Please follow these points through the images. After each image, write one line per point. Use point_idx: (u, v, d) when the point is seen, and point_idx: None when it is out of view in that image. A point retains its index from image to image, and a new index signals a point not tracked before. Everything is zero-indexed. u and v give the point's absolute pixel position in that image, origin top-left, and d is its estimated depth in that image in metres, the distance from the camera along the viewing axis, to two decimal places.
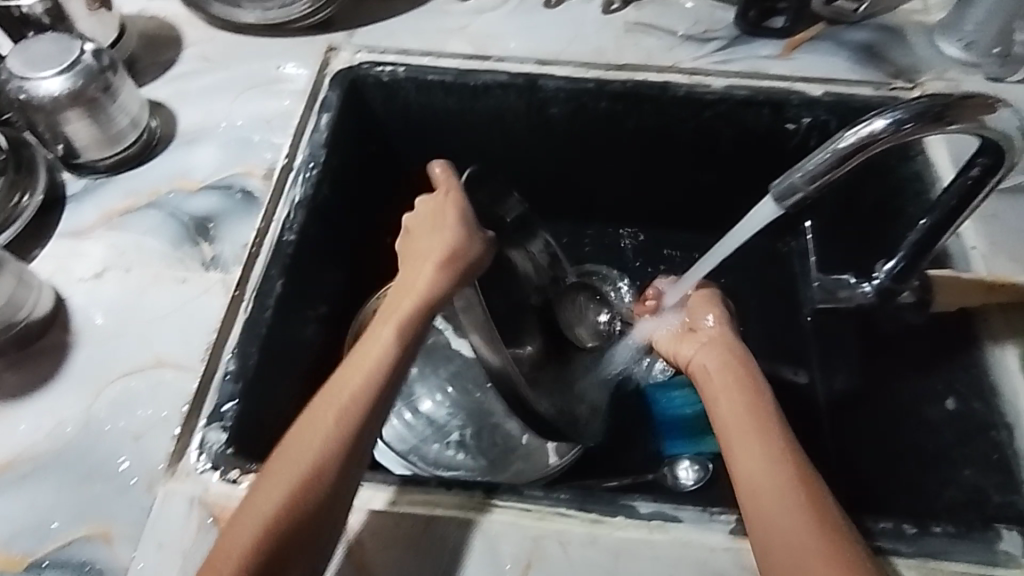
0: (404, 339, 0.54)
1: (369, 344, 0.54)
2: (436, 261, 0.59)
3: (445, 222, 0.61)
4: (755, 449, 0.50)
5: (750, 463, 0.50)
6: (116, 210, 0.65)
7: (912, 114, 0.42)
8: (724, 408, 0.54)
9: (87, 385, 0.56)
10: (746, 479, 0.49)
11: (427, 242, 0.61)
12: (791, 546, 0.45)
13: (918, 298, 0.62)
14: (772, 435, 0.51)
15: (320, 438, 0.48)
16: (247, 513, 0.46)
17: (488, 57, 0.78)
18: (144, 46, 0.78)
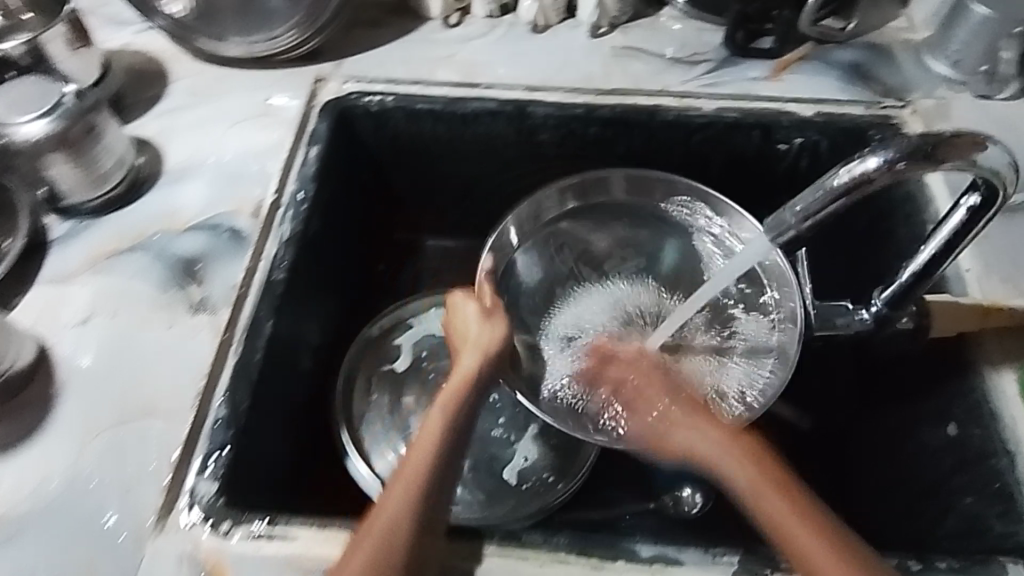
0: (459, 414, 0.55)
1: (426, 423, 0.55)
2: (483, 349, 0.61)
3: (475, 333, 0.63)
4: (798, 517, 0.47)
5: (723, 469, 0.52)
6: (101, 253, 0.65)
7: (904, 153, 0.41)
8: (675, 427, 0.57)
9: (74, 436, 0.55)
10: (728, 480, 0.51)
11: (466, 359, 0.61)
12: (796, 538, 0.46)
13: (916, 323, 0.60)
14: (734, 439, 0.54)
15: (392, 513, 0.47)
16: None
17: (477, 85, 0.77)
18: (130, 82, 0.77)
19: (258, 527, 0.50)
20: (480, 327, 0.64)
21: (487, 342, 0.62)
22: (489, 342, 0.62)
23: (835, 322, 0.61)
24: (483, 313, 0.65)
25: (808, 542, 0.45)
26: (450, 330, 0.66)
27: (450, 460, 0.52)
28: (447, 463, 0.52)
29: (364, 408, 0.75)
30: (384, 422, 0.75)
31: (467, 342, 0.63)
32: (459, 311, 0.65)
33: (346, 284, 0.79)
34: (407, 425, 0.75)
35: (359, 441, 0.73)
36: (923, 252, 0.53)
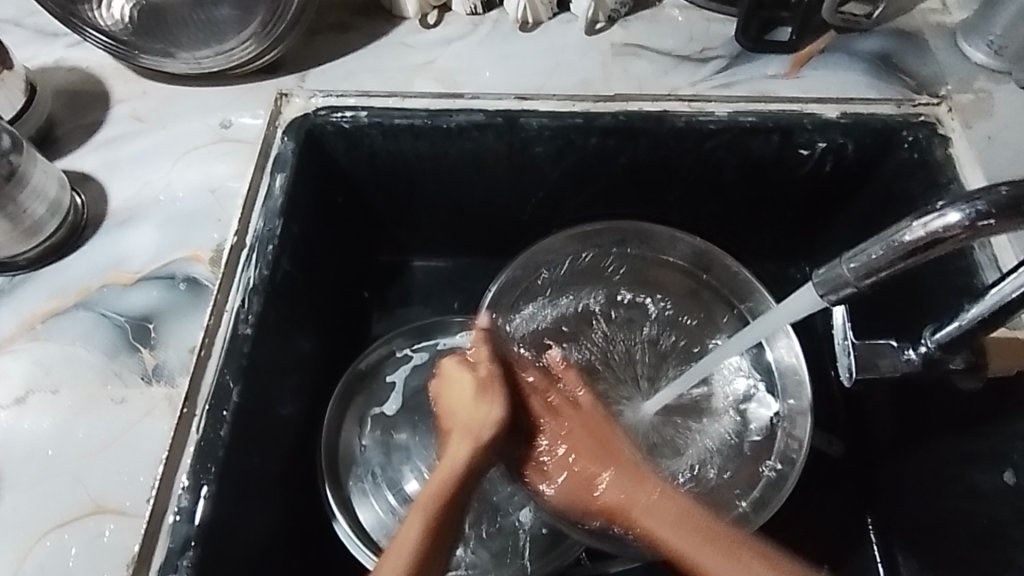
0: (434, 532, 0.50)
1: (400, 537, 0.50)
2: (476, 438, 0.57)
3: (473, 412, 0.59)
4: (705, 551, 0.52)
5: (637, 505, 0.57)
6: (39, 317, 0.57)
7: (994, 211, 0.35)
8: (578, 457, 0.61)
9: (14, 542, 0.48)
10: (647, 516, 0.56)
11: (461, 441, 0.57)
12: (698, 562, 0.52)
13: (971, 363, 0.52)
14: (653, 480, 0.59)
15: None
16: None
17: (460, 95, 0.68)
18: (65, 108, 0.68)
19: None
20: (476, 405, 0.60)
21: (482, 423, 0.58)
22: (483, 424, 0.58)
23: (877, 363, 0.53)
24: (480, 386, 0.61)
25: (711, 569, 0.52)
26: (446, 402, 0.62)
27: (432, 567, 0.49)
28: (428, 568, 0.49)
29: (351, 455, 0.67)
30: (372, 473, 0.67)
31: (460, 423, 0.59)
32: (464, 385, 0.62)
33: (328, 321, 0.72)
34: (396, 475, 0.67)
35: (345, 498, 0.65)
36: (1005, 287, 0.45)
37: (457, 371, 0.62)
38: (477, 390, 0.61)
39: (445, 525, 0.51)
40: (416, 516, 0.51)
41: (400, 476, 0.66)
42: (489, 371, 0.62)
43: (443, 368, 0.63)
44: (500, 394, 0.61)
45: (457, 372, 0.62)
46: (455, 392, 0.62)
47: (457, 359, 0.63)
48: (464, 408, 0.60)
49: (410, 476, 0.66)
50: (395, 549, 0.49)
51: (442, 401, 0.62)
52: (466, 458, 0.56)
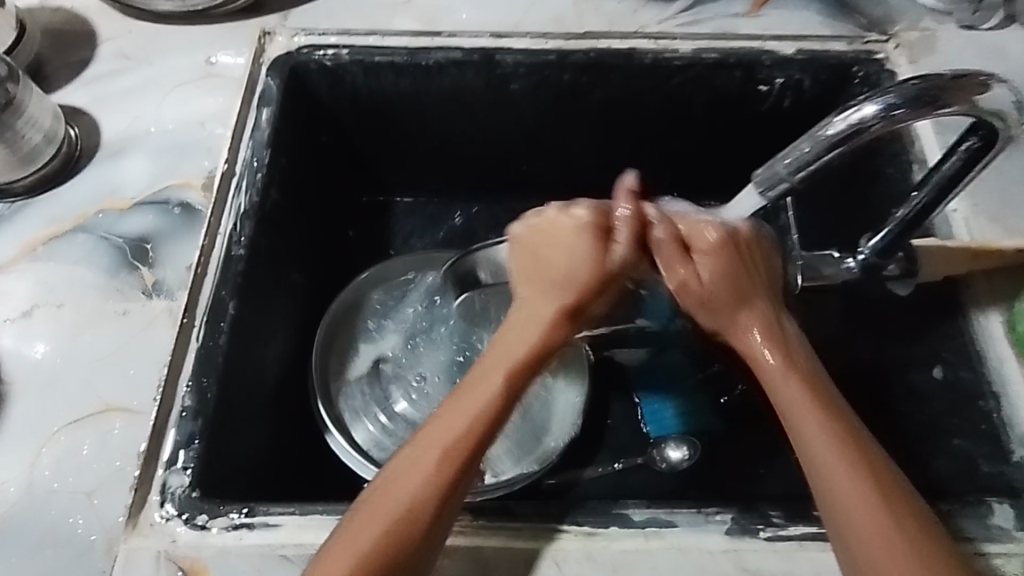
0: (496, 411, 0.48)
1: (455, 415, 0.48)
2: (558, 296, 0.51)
3: (546, 304, 0.51)
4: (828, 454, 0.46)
5: (807, 437, 0.47)
6: (39, 240, 0.60)
7: (902, 100, 0.40)
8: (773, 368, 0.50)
9: (32, 439, 0.52)
10: (815, 455, 0.46)
11: (545, 328, 0.51)
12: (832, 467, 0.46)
13: (904, 270, 0.57)
14: (850, 433, 0.47)
15: (371, 537, 0.44)
16: (411, 483, 0.45)
17: (438, 33, 0.71)
18: (52, 45, 0.70)
19: (235, 517, 0.49)
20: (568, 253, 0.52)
21: (553, 276, 0.52)
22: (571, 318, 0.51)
23: (823, 272, 0.58)
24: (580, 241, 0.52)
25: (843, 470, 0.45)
26: (532, 253, 0.53)
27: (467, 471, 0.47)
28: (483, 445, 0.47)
29: (341, 376, 0.70)
30: (362, 393, 0.70)
31: (533, 274, 0.52)
32: (587, 265, 0.51)
33: (317, 254, 0.75)
34: (387, 395, 0.69)
35: (338, 415, 0.67)
36: (931, 186, 0.50)
37: (587, 245, 0.52)
38: (563, 273, 0.51)
39: (494, 425, 0.48)
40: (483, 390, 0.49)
41: (392, 397, 0.69)
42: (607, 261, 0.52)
43: (558, 228, 0.52)
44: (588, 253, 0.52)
45: (585, 244, 0.52)
46: (550, 236, 0.52)
47: (581, 228, 0.52)
48: (571, 285, 0.51)
49: (400, 397, 0.69)
50: (432, 443, 0.47)
51: (531, 263, 0.52)
52: (531, 352, 0.50)
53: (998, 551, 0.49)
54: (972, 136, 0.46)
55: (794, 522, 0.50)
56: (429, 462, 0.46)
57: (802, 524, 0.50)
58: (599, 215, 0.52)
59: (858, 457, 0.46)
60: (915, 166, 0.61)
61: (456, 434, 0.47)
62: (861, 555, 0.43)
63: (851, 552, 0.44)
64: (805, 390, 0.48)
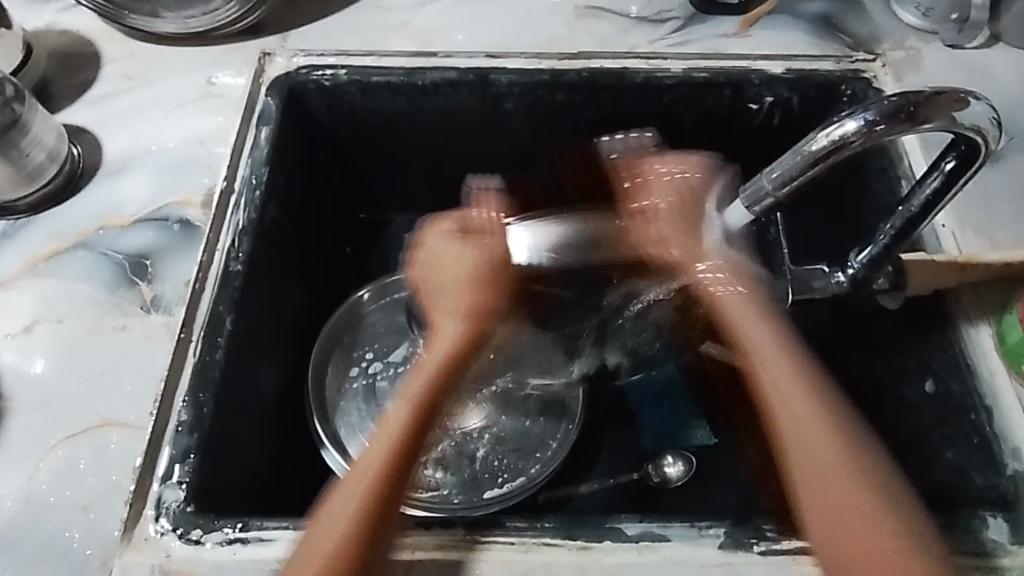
0: (422, 414, 0.55)
1: (389, 425, 0.54)
2: (466, 288, 0.63)
3: (453, 306, 0.63)
4: (827, 460, 0.49)
5: (788, 412, 0.52)
6: (41, 256, 0.61)
7: (881, 116, 0.42)
8: (755, 349, 0.55)
9: (29, 453, 0.52)
10: (790, 429, 0.51)
11: (449, 330, 0.62)
12: (823, 466, 0.49)
13: (892, 283, 0.58)
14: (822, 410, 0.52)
15: (334, 538, 0.47)
16: (346, 489, 0.50)
17: (434, 54, 0.73)
18: (57, 66, 0.71)
19: (230, 532, 0.49)
20: (462, 259, 0.64)
21: (460, 268, 0.64)
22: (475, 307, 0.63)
23: (812, 284, 0.60)
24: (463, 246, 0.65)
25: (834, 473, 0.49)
26: (432, 270, 0.65)
27: (413, 453, 0.52)
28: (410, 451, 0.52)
29: (338, 394, 0.71)
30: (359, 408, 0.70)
31: (440, 288, 0.64)
32: (481, 257, 0.64)
33: (315, 271, 0.76)
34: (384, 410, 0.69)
35: (334, 431, 0.68)
36: (917, 199, 0.51)
37: (476, 247, 0.65)
38: (467, 267, 0.63)
39: (427, 413, 0.55)
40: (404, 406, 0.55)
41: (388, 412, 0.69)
42: (495, 251, 0.64)
43: (444, 249, 0.66)
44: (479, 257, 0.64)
45: (466, 246, 0.65)
46: (441, 251, 0.66)
47: (449, 237, 0.67)
48: (462, 281, 0.63)
49: None
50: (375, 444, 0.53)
51: (431, 282, 0.65)
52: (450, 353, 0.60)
53: (991, 563, 0.49)
54: (953, 151, 0.48)
55: (787, 536, 0.50)
56: (378, 458, 0.51)
57: (795, 538, 0.50)
58: (475, 220, 0.68)
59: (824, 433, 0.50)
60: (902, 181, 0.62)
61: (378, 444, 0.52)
62: (837, 528, 0.47)
63: (821, 525, 0.48)
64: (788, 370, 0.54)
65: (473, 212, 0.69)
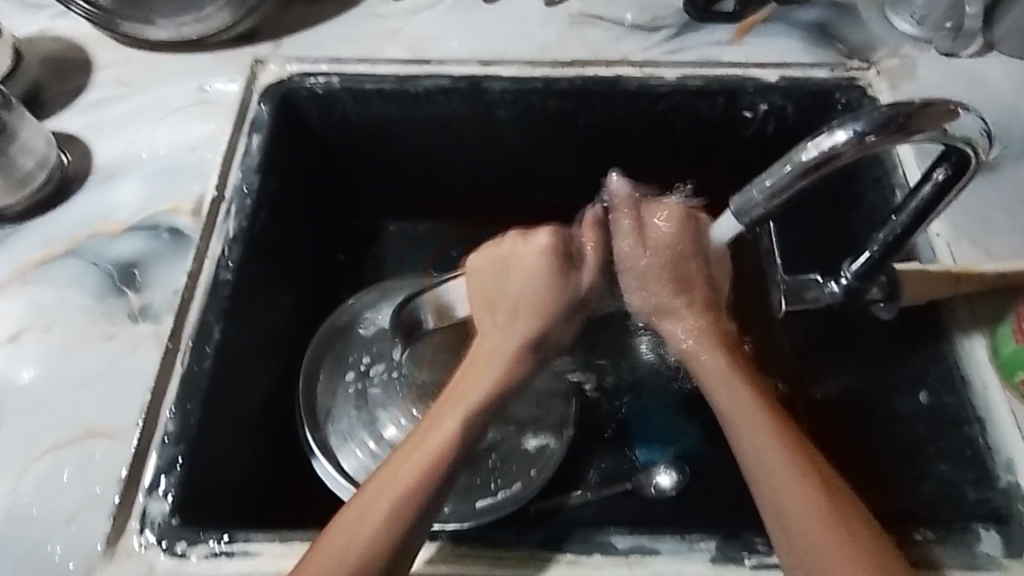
0: (467, 437, 0.49)
1: (430, 431, 0.50)
2: (523, 318, 0.54)
3: (502, 329, 0.54)
4: (797, 498, 0.46)
5: (761, 452, 0.48)
6: (29, 263, 0.61)
7: (872, 127, 0.41)
8: (716, 383, 0.52)
9: (15, 462, 0.52)
10: (762, 465, 0.48)
11: (501, 336, 0.53)
12: (797, 512, 0.46)
13: (885, 294, 0.58)
14: (793, 445, 0.49)
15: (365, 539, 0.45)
16: (368, 510, 0.46)
17: (427, 61, 0.73)
18: (49, 72, 0.71)
19: (215, 545, 0.49)
20: (523, 271, 0.54)
21: (518, 289, 0.54)
22: (484, 349, 0.53)
23: (805, 296, 0.59)
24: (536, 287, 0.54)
25: (808, 516, 0.46)
26: (488, 276, 0.55)
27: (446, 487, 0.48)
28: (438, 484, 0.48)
29: (328, 401, 0.69)
30: (350, 416, 0.69)
31: (499, 306, 0.54)
32: (548, 285, 0.54)
33: (307, 278, 0.75)
34: (376, 419, 0.68)
35: (324, 440, 0.67)
36: (910, 209, 0.51)
37: (547, 263, 0.54)
38: (530, 296, 0.54)
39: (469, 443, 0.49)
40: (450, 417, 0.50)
41: (380, 421, 0.68)
42: (540, 253, 0.54)
43: (523, 259, 0.54)
44: (530, 281, 0.54)
45: (529, 269, 0.54)
46: (509, 259, 0.55)
47: (542, 249, 0.54)
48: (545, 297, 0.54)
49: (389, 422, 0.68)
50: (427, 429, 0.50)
51: (490, 286, 0.55)
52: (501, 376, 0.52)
53: None
54: (945, 162, 0.47)
55: None
56: (436, 444, 0.49)
57: None
58: (557, 240, 0.55)
59: (808, 468, 0.48)
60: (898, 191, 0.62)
61: (417, 456, 0.48)
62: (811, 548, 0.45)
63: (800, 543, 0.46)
64: (744, 406, 0.51)
65: (515, 238, 0.55)
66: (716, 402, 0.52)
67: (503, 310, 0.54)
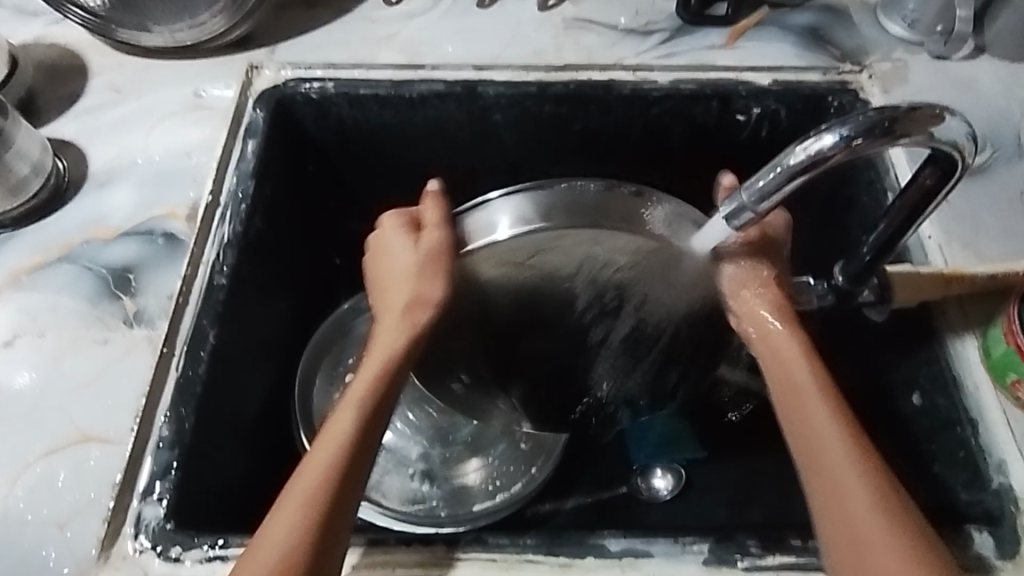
0: (366, 427, 0.49)
1: (331, 428, 0.49)
2: (402, 303, 0.52)
3: (388, 321, 0.52)
4: (854, 491, 0.45)
5: (817, 438, 0.48)
6: (24, 269, 0.61)
7: (858, 131, 0.42)
8: (786, 378, 0.51)
9: (8, 468, 0.52)
10: (818, 456, 0.47)
11: (388, 329, 0.52)
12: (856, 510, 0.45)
13: (877, 296, 0.58)
14: (859, 438, 0.48)
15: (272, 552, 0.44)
16: (280, 520, 0.45)
17: (422, 66, 0.73)
18: (45, 78, 0.71)
19: (209, 549, 0.49)
20: (404, 252, 0.53)
21: (403, 279, 0.52)
22: (418, 297, 0.51)
23: (796, 298, 0.58)
24: (419, 266, 0.51)
25: (861, 511, 0.45)
26: (373, 261, 0.56)
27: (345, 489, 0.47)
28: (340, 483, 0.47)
29: (324, 406, 0.70)
30: None
31: (389, 297, 0.53)
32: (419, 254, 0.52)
33: (303, 282, 0.75)
34: None
35: None
36: (899, 210, 0.51)
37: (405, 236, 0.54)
38: (410, 270, 0.52)
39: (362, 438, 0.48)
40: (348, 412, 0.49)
41: None
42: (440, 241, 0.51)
43: (382, 244, 0.55)
44: (399, 255, 0.53)
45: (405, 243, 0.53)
46: (383, 245, 0.55)
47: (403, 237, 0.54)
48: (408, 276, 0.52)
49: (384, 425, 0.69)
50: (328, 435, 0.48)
51: (382, 267, 0.55)
52: (386, 360, 0.51)
53: None
54: (932, 167, 0.48)
55: (771, 551, 0.50)
56: (335, 446, 0.48)
57: (779, 554, 0.49)
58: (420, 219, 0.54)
59: (862, 456, 0.47)
60: (890, 193, 0.62)
61: (319, 454, 0.48)
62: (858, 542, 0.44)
63: (840, 536, 0.45)
64: (829, 402, 0.49)
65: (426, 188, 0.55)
66: (778, 392, 0.51)
67: (392, 291, 0.53)
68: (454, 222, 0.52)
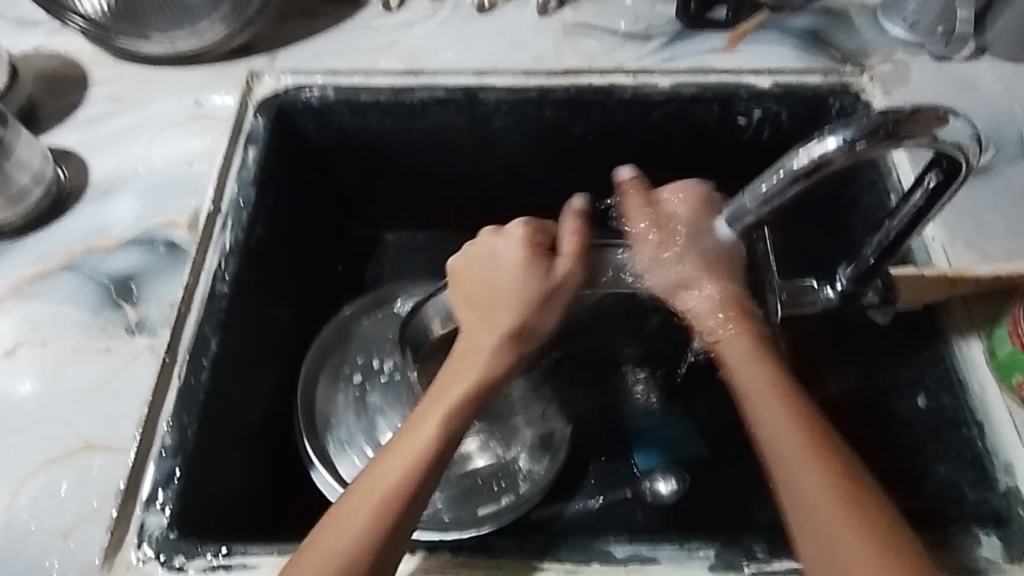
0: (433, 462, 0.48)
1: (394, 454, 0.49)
2: (498, 328, 0.52)
3: (478, 340, 0.52)
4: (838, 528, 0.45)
5: (784, 452, 0.47)
6: (25, 279, 0.61)
7: (861, 134, 0.42)
8: (747, 386, 0.50)
9: (10, 478, 0.52)
10: (786, 467, 0.47)
11: (488, 344, 0.52)
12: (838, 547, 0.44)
13: (883, 297, 0.57)
14: (821, 441, 0.47)
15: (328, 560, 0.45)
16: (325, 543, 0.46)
17: (422, 73, 0.73)
18: (46, 88, 0.72)
19: (212, 558, 0.48)
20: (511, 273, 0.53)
21: (507, 293, 0.53)
22: (511, 330, 0.53)
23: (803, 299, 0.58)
24: (524, 287, 0.53)
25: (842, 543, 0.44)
26: (471, 278, 0.54)
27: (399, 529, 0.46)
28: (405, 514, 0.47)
29: (327, 408, 0.69)
30: (347, 424, 0.69)
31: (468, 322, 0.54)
32: (529, 281, 0.53)
33: (304, 288, 0.75)
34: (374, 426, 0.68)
35: (324, 450, 0.67)
36: (903, 212, 0.51)
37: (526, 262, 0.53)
38: (507, 288, 0.53)
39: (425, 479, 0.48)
40: (405, 450, 0.48)
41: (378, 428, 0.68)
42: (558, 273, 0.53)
43: (487, 266, 0.54)
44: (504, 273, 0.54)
45: (522, 263, 0.53)
46: (464, 267, 0.55)
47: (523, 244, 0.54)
48: (512, 291, 0.53)
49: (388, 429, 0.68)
50: (409, 441, 0.49)
51: (474, 286, 0.54)
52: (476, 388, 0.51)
53: None
54: (935, 169, 0.48)
55: (778, 556, 0.49)
56: (396, 479, 0.47)
57: (785, 558, 0.49)
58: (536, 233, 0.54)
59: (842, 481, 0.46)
60: (892, 194, 0.62)
61: (373, 494, 0.47)
62: (825, 543, 0.45)
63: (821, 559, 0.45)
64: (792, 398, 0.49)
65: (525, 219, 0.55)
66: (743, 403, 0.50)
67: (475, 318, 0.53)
68: (577, 252, 0.53)
